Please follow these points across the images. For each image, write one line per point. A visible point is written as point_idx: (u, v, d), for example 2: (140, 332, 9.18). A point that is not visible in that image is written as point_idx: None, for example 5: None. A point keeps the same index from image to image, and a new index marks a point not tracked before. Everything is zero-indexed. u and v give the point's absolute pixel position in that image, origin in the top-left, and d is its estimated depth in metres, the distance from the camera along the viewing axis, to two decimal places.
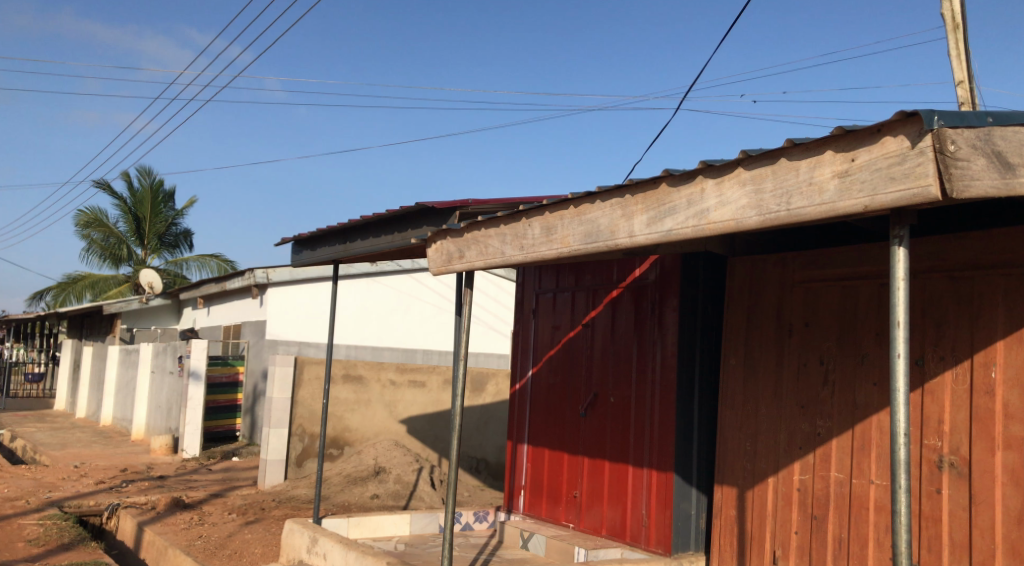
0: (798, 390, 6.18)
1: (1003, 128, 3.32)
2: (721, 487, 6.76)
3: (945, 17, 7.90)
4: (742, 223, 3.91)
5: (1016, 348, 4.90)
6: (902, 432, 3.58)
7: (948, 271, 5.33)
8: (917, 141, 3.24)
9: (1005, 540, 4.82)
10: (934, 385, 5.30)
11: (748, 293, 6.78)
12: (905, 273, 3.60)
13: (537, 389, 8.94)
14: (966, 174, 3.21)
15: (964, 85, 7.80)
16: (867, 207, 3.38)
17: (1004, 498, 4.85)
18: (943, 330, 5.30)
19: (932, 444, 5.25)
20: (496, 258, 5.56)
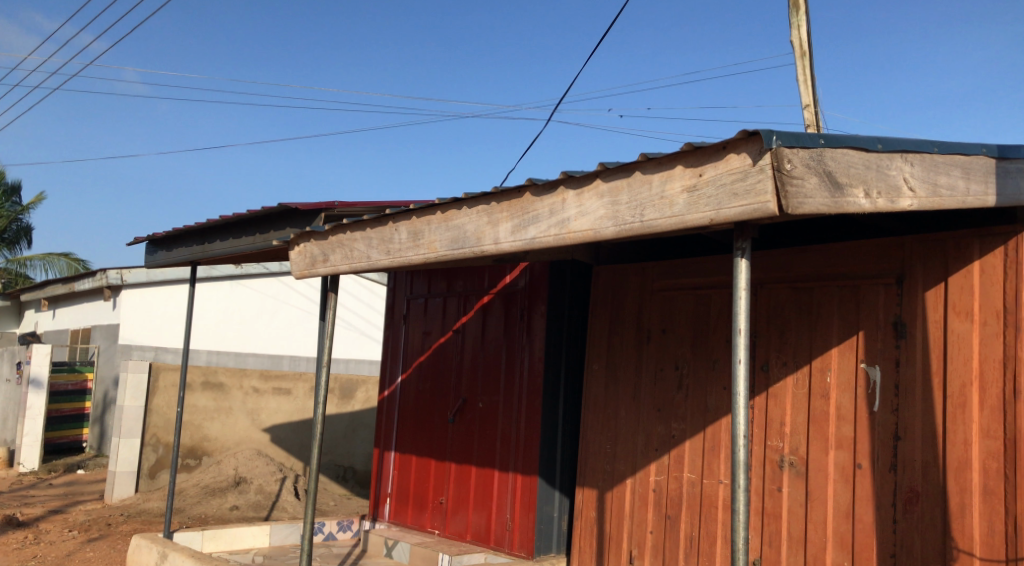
0: (656, 394, 6.43)
1: (834, 149, 3.55)
2: (583, 489, 6.93)
3: (793, 44, 8.45)
4: (600, 233, 4.04)
5: (848, 355, 5.29)
6: (742, 434, 3.79)
7: (791, 282, 5.71)
8: (757, 158, 3.44)
9: (835, 534, 5.18)
10: (777, 389, 5.66)
11: (611, 300, 7.00)
12: (747, 283, 3.81)
13: (406, 395, 8.87)
14: (800, 191, 3.42)
15: (810, 108, 8.40)
16: (712, 221, 3.57)
17: (835, 494, 5.22)
18: (785, 337, 5.66)
19: (775, 445, 5.60)
20: (362, 262, 5.48)
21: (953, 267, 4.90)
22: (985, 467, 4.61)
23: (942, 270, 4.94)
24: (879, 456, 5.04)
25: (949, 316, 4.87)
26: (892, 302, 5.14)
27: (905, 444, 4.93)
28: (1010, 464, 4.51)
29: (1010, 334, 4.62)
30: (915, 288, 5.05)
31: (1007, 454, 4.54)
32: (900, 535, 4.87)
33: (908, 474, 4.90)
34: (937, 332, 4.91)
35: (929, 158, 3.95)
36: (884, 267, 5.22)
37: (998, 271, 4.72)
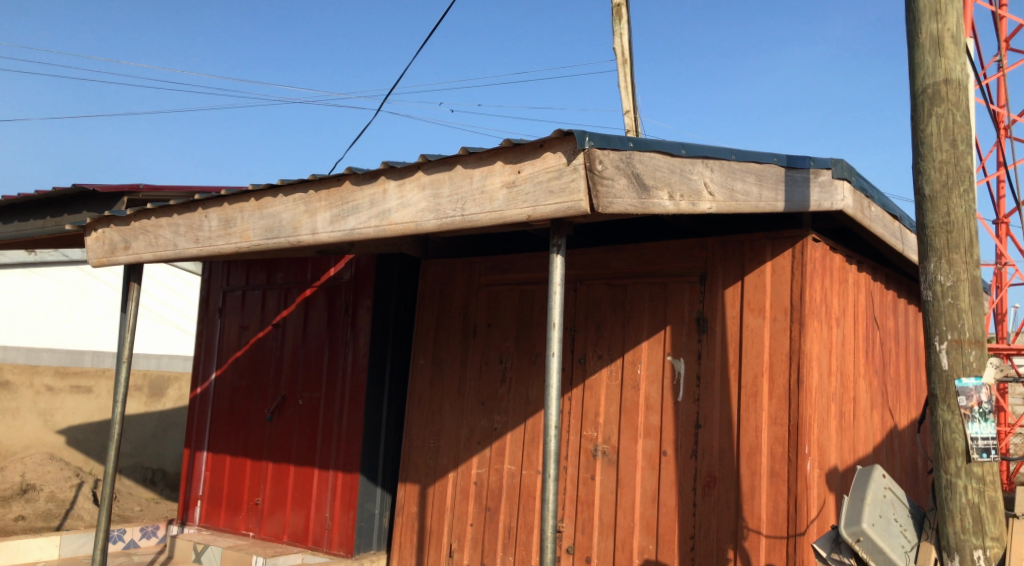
0: (479, 388, 6.50)
1: (642, 152, 3.72)
2: (404, 485, 6.88)
3: (616, 51, 8.82)
4: (421, 226, 4.00)
5: (657, 348, 5.60)
6: (553, 425, 3.90)
7: (608, 279, 5.95)
8: (571, 158, 3.55)
9: (641, 518, 5.46)
10: (593, 381, 5.88)
11: (437, 294, 7.00)
12: (561, 279, 3.92)
13: (221, 392, 8.43)
14: (610, 191, 3.55)
15: (630, 114, 8.81)
16: (529, 217, 3.64)
17: (642, 480, 5.51)
18: (602, 332, 5.90)
19: (590, 434, 5.82)
20: (168, 250, 5.14)
21: (749, 267, 5.30)
22: (772, 451, 5.02)
23: (740, 269, 5.33)
24: (681, 443, 5.37)
25: (744, 312, 5.26)
26: (696, 299, 5.48)
27: (705, 432, 5.29)
28: (792, 448, 4.94)
29: (795, 329, 5.05)
30: (717, 286, 5.41)
31: (791, 439, 4.96)
32: (699, 516, 5.21)
33: (707, 460, 5.24)
34: (734, 327, 5.29)
35: (727, 165, 4.25)
36: (690, 265, 5.56)
37: (786, 271, 5.16)
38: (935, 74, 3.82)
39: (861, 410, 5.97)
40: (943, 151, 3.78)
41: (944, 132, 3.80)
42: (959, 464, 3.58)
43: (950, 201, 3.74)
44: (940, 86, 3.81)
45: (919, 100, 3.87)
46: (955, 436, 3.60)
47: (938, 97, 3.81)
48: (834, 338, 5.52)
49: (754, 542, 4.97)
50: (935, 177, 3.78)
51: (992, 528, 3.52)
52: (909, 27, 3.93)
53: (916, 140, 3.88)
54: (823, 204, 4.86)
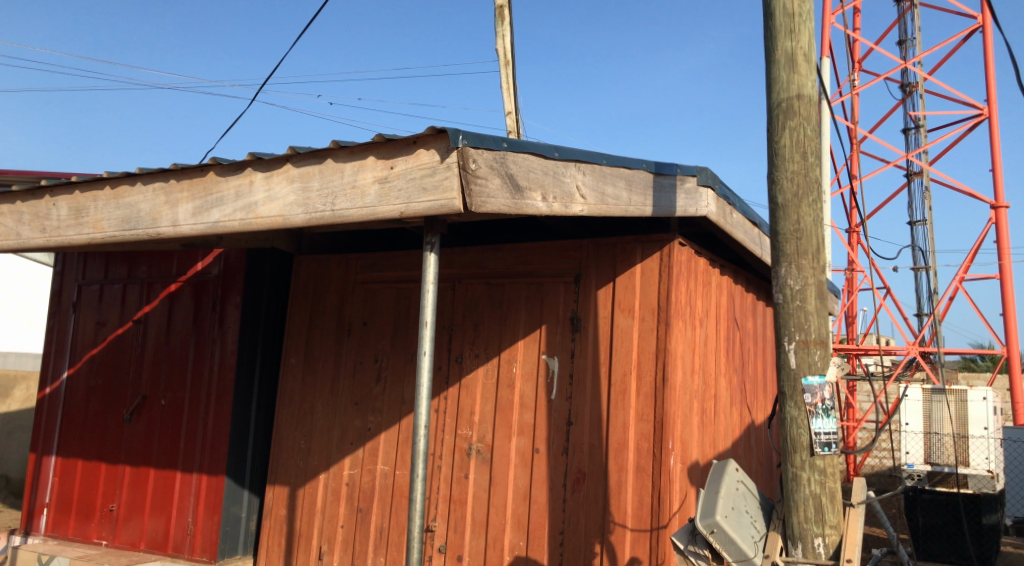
0: (352, 387, 6.39)
1: (516, 153, 3.75)
2: (273, 487, 6.67)
3: (498, 53, 8.88)
4: (289, 220, 3.89)
5: (532, 347, 5.67)
6: (423, 424, 3.91)
7: (485, 279, 5.99)
8: (445, 156, 3.54)
9: (513, 515, 5.52)
10: (468, 380, 5.90)
11: (311, 291, 6.83)
12: (434, 277, 3.92)
13: (74, 392, 7.91)
14: (483, 191, 3.57)
15: (512, 115, 8.90)
16: (402, 214, 3.61)
17: (515, 478, 5.57)
18: (479, 331, 5.93)
19: (464, 434, 5.83)
20: (10, 240, 4.76)
21: (620, 269, 5.46)
22: (638, 447, 5.19)
23: (612, 271, 5.48)
24: (553, 440, 5.46)
25: (615, 312, 5.42)
26: (570, 299, 5.60)
27: (576, 429, 5.40)
28: (657, 444, 5.13)
29: (661, 329, 5.24)
30: (590, 287, 5.54)
31: (656, 435, 5.15)
32: (568, 512, 5.32)
33: (577, 456, 5.36)
34: (605, 326, 5.43)
35: (598, 169, 4.36)
36: (565, 267, 5.66)
37: (655, 273, 5.34)
38: (789, 89, 4.06)
39: (721, 406, 6.27)
40: (795, 162, 4.03)
41: (796, 145, 4.04)
42: (804, 457, 3.82)
43: (800, 210, 3.98)
44: (793, 101, 4.05)
45: (775, 113, 4.10)
46: (800, 431, 3.83)
47: (792, 111, 4.05)
48: (697, 337, 5.77)
49: (619, 535, 5.12)
50: (787, 187, 4.02)
51: (831, 516, 3.77)
52: (767, 44, 4.15)
53: (771, 151, 4.11)
54: (689, 210, 5.06)
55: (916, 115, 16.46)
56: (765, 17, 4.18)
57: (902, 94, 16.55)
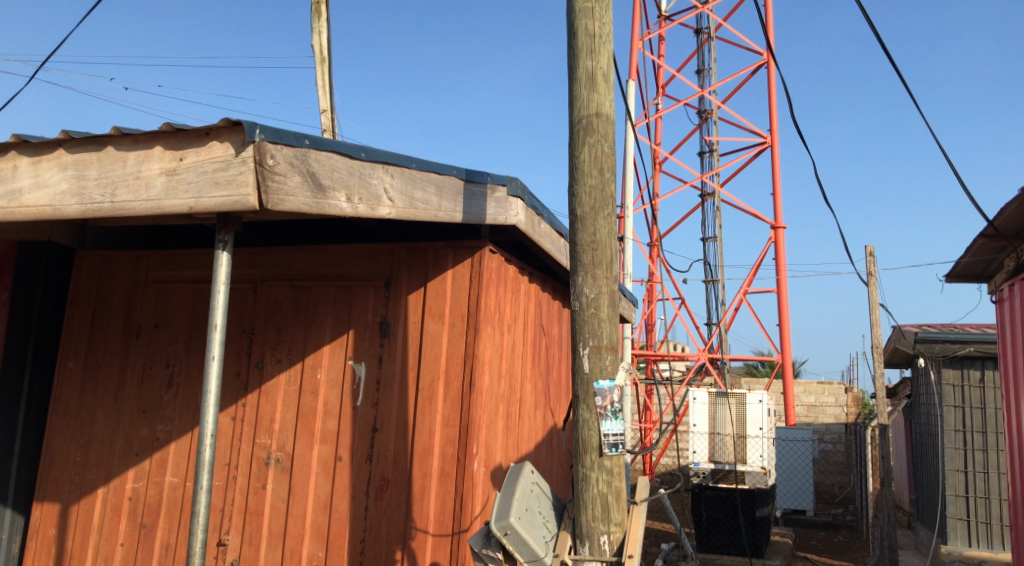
0: (140, 394, 5.92)
1: (318, 151, 3.64)
2: (40, 505, 6.03)
3: (314, 49, 8.62)
4: (59, 211, 3.56)
5: (338, 352, 5.53)
6: (208, 433, 3.69)
7: (291, 280, 5.77)
8: (239, 150, 3.36)
9: (312, 525, 5.34)
10: (270, 387, 5.64)
11: (94, 289, 6.27)
12: (227, 278, 3.72)
13: None
14: (281, 188, 3.43)
15: (327, 114, 8.67)
16: (191, 208, 3.39)
17: (316, 487, 5.40)
18: (282, 334, 5.69)
19: (263, 442, 5.57)
20: None
21: (431, 274, 5.45)
22: (443, 452, 5.20)
23: (422, 276, 5.46)
24: (357, 448, 5.35)
25: (425, 317, 5.40)
26: (379, 304, 5.52)
27: (381, 436, 5.32)
28: (462, 449, 5.17)
29: (470, 335, 5.29)
30: (399, 291, 5.49)
31: (460, 440, 5.19)
32: (370, 520, 5.22)
33: (381, 463, 5.28)
34: (415, 332, 5.41)
35: (407, 173, 4.32)
36: (374, 270, 5.58)
37: (465, 280, 5.39)
38: (589, 107, 4.25)
39: (525, 410, 6.42)
40: (592, 177, 4.22)
41: (594, 160, 4.23)
42: (593, 458, 3.99)
43: (596, 223, 4.17)
44: (592, 119, 4.24)
45: (576, 129, 4.27)
46: (591, 433, 4.01)
47: (591, 128, 4.24)
48: (505, 343, 5.88)
49: (420, 541, 5.10)
50: (585, 200, 4.20)
51: (616, 514, 3.97)
52: (570, 62, 4.32)
53: (571, 165, 4.28)
54: (498, 218, 5.15)
55: (710, 140, 17.83)
56: (569, 36, 4.35)
57: (699, 119, 17.87)
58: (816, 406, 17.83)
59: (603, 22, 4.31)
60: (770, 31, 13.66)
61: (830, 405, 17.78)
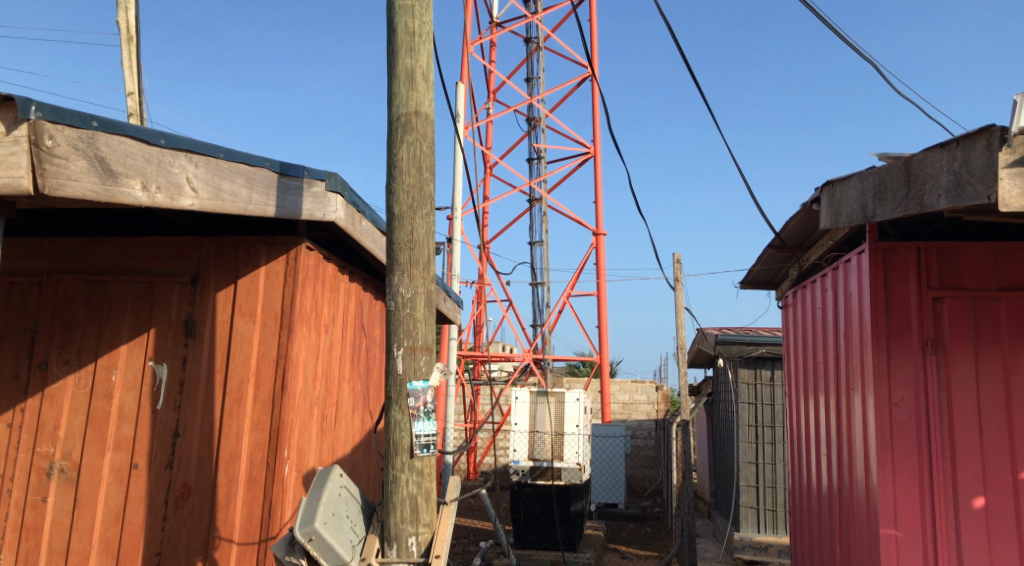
0: None
1: (108, 134, 3.37)
2: None
3: (120, 27, 7.97)
4: None
5: (136, 352, 5.15)
6: None
7: (83, 274, 5.29)
8: (11, 128, 3.07)
9: (100, 540, 4.93)
10: (55, 390, 5.15)
11: None
12: None
13: None
14: (61, 172, 3.16)
15: (133, 97, 8.06)
16: None
17: (106, 499, 4.98)
18: (71, 332, 5.21)
19: (45, 451, 5.08)
20: None
21: (243, 270, 5.18)
22: (252, 457, 4.97)
23: (233, 272, 5.19)
24: (156, 454, 5.00)
25: (234, 316, 5.13)
26: (185, 301, 5.18)
27: (183, 441, 5.01)
28: (272, 453, 4.95)
29: (283, 335, 5.08)
30: (207, 288, 5.18)
31: (270, 444, 4.97)
32: (168, 531, 4.90)
33: (183, 471, 4.97)
34: (223, 332, 5.12)
35: (213, 163, 4.09)
36: (180, 266, 5.23)
37: (279, 277, 5.16)
38: (408, 104, 4.21)
39: (342, 412, 6.28)
40: (410, 175, 4.18)
41: (413, 159, 4.20)
42: (404, 459, 3.95)
43: (414, 222, 4.14)
44: (410, 117, 4.21)
45: (394, 126, 4.22)
46: (402, 434, 3.97)
47: (409, 126, 4.21)
48: (321, 344, 5.70)
49: (224, 551, 4.84)
50: (403, 199, 4.16)
51: (425, 515, 3.96)
52: (389, 59, 4.27)
53: (389, 162, 4.22)
54: (315, 214, 4.99)
55: (538, 146, 18.32)
56: (389, 31, 4.29)
57: (528, 126, 18.30)
58: (630, 403, 18.79)
59: (422, 21, 4.28)
60: (595, 45, 14.23)
61: (642, 402, 18.79)
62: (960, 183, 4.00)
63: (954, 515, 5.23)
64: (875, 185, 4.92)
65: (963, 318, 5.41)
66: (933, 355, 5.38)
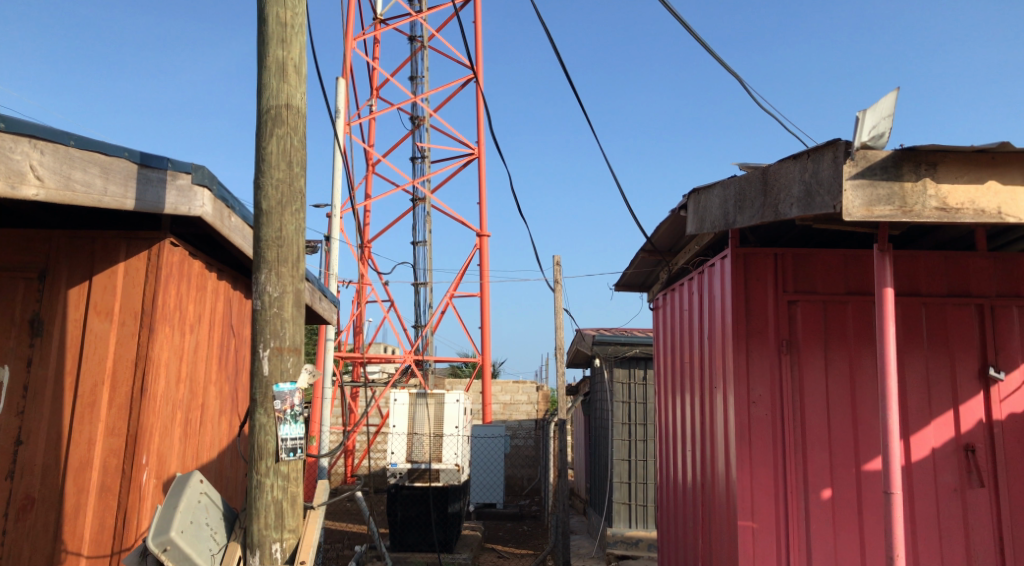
0: None
1: None
2: None
3: None
4: None
5: None
6: None
7: None
8: None
9: None
10: None
11: None
12: None
13: None
14: None
15: None
16: None
17: None
18: None
19: None
20: None
21: (98, 267, 4.87)
22: (105, 465, 4.68)
23: (86, 269, 4.86)
24: None
25: (88, 314, 4.81)
26: (31, 298, 4.82)
27: (26, 449, 4.66)
28: (128, 460, 4.67)
29: (143, 335, 4.81)
30: (57, 285, 4.84)
31: (126, 450, 4.69)
32: (8, 546, 4.54)
33: (25, 481, 4.62)
34: (75, 331, 4.80)
35: (62, 150, 3.88)
36: (26, 260, 4.86)
37: (139, 275, 4.89)
38: (278, 97, 4.08)
39: (207, 416, 6.00)
40: (280, 170, 4.05)
41: (282, 153, 4.07)
42: (269, 464, 3.82)
43: (283, 218, 4.01)
44: (281, 110, 4.08)
45: (263, 118, 4.08)
46: (268, 438, 3.84)
47: (280, 119, 4.08)
48: (185, 344, 5.44)
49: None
50: (272, 194, 4.02)
51: (291, 521, 3.84)
52: (259, 49, 4.12)
53: (257, 156, 4.07)
54: (180, 209, 4.72)
55: (421, 146, 18.21)
56: (259, 21, 4.15)
57: (411, 125, 18.15)
58: (511, 404, 18.96)
59: (295, 12, 4.16)
60: (479, 46, 14.28)
61: (522, 402, 19.00)
62: (810, 192, 4.25)
63: (804, 506, 5.56)
64: (736, 193, 5.16)
65: (815, 320, 5.76)
66: (788, 355, 5.70)
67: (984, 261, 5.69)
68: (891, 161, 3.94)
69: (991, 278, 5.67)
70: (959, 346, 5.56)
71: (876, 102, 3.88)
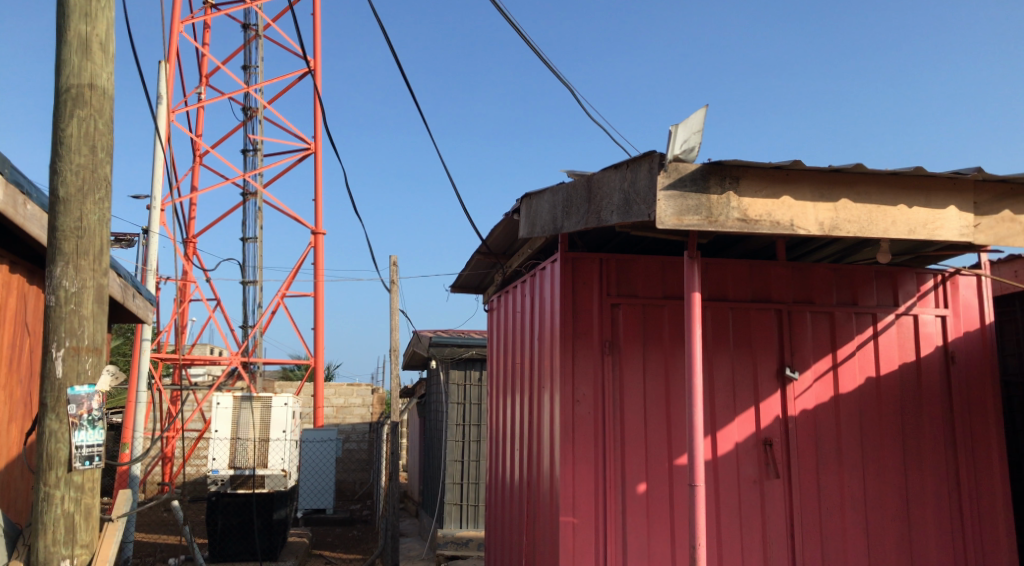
0: None
1: None
2: None
3: None
4: None
5: None
6: None
7: None
8: None
9: None
10: None
11: None
12: None
13: None
14: None
15: None
16: None
17: None
18: None
19: None
20: None
21: None
22: None
23: None
24: None
25: None
26: None
27: None
28: None
29: None
30: None
31: None
32: None
33: None
34: None
35: None
36: None
37: None
38: (81, 76, 3.76)
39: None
40: (81, 155, 3.73)
41: (84, 137, 3.75)
42: (59, 474, 3.52)
43: (83, 207, 3.70)
44: (83, 90, 3.75)
45: (62, 98, 3.74)
46: (58, 446, 3.53)
47: (81, 100, 3.75)
48: None
49: None
50: (70, 180, 3.70)
51: (83, 535, 3.55)
52: (59, 22, 3.77)
53: (54, 139, 3.73)
54: None
55: (254, 139, 17.47)
56: None
57: (243, 115, 17.34)
58: (344, 407, 18.52)
59: None
60: (317, 39, 13.89)
61: (357, 405, 18.50)
62: (628, 201, 4.45)
63: (622, 501, 5.80)
64: (564, 199, 5.31)
65: (635, 323, 6.04)
66: (610, 356, 5.94)
67: (784, 270, 6.18)
68: (700, 174, 4.21)
69: (788, 286, 6.17)
70: (761, 348, 6.02)
71: (687, 117, 4.15)
